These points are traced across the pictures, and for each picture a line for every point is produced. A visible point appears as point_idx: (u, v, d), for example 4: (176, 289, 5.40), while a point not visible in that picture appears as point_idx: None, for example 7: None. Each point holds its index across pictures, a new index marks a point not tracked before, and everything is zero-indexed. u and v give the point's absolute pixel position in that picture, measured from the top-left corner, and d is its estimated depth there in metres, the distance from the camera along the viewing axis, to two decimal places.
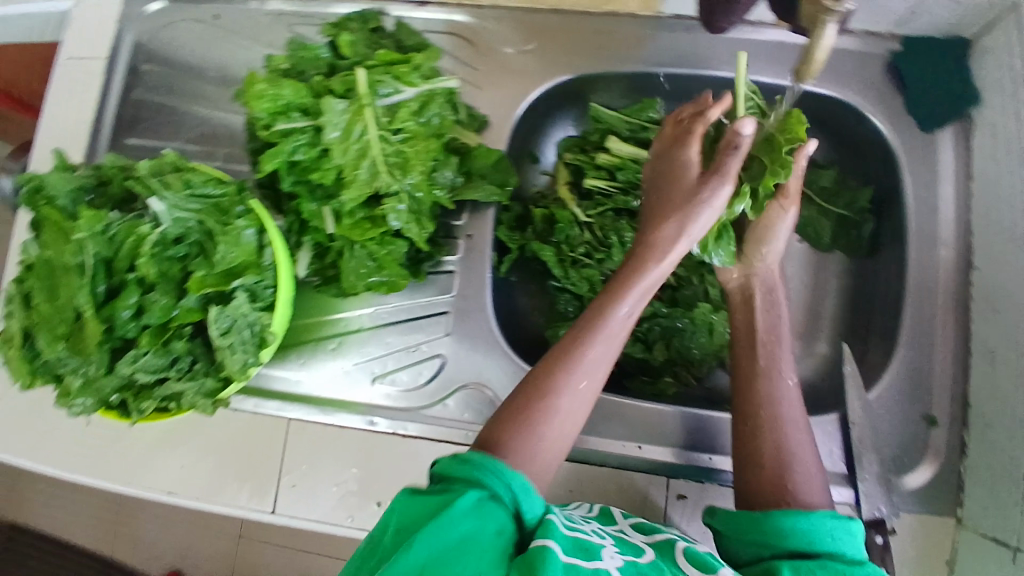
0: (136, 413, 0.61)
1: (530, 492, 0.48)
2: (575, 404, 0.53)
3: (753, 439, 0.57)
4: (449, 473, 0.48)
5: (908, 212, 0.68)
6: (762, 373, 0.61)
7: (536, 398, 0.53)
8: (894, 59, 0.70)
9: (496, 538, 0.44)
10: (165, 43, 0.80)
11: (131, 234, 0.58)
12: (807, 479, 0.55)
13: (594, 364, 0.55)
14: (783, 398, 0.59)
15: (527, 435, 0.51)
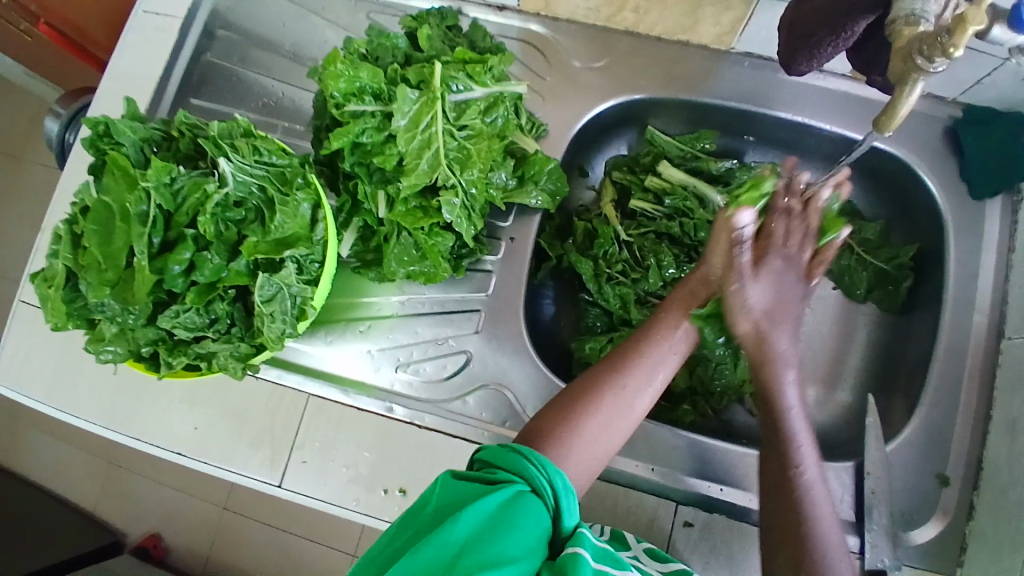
0: (165, 367, 0.62)
1: (570, 493, 0.48)
2: (620, 415, 0.54)
3: (779, 501, 0.50)
4: (496, 460, 0.48)
5: (948, 273, 0.70)
6: (781, 435, 0.52)
7: (587, 398, 0.54)
8: (954, 125, 0.72)
9: (533, 533, 0.45)
10: (246, 14, 0.83)
11: (196, 191, 0.57)
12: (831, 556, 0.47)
13: (643, 380, 0.56)
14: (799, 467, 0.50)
15: (569, 431, 0.52)
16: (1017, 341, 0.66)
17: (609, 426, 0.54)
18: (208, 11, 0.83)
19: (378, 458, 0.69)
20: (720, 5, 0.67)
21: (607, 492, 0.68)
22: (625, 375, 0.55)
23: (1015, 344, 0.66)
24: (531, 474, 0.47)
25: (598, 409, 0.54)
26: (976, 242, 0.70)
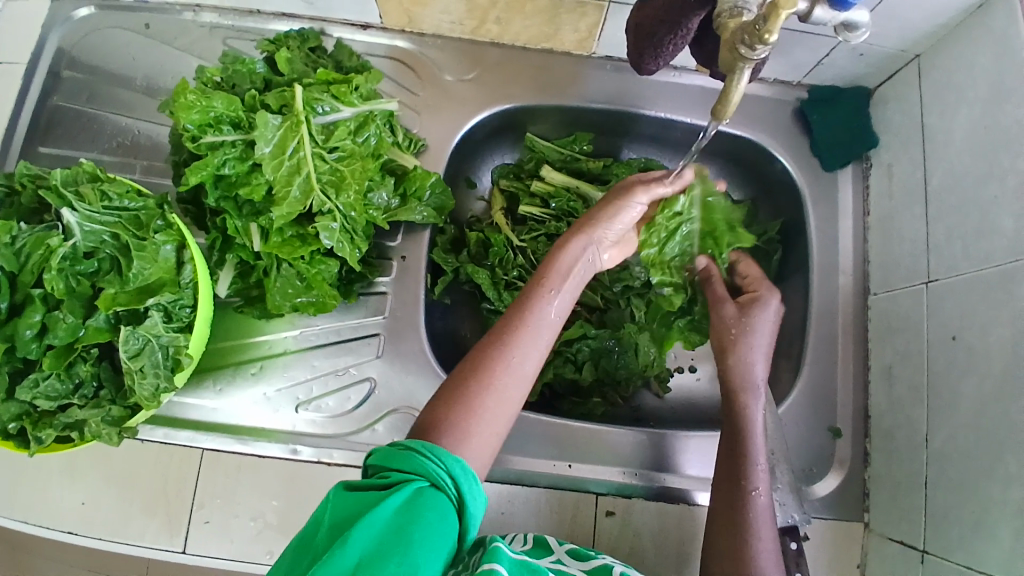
0: (34, 444, 0.54)
1: (472, 477, 0.46)
2: (513, 383, 0.52)
3: (726, 535, 0.59)
4: (389, 463, 0.45)
5: (812, 242, 0.76)
6: (734, 476, 0.61)
7: (478, 375, 0.51)
8: (802, 105, 0.78)
9: (437, 528, 0.42)
10: (88, 50, 0.76)
11: (39, 247, 0.52)
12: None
13: (530, 340, 0.55)
14: (750, 505, 0.60)
15: (467, 414, 0.49)
16: (882, 296, 0.72)
17: (505, 398, 0.51)
18: (54, 51, 0.76)
19: (290, 504, 0.66)
20: (575, 12, 0.69)
21: (530, 496, 0.68)
22: (514, 341, 0.54)
23: (881, 299, 0.72)
24: (428, 468, 0.45)
25: (492, 384, 0.51)
26: (834, 209, 0.76)
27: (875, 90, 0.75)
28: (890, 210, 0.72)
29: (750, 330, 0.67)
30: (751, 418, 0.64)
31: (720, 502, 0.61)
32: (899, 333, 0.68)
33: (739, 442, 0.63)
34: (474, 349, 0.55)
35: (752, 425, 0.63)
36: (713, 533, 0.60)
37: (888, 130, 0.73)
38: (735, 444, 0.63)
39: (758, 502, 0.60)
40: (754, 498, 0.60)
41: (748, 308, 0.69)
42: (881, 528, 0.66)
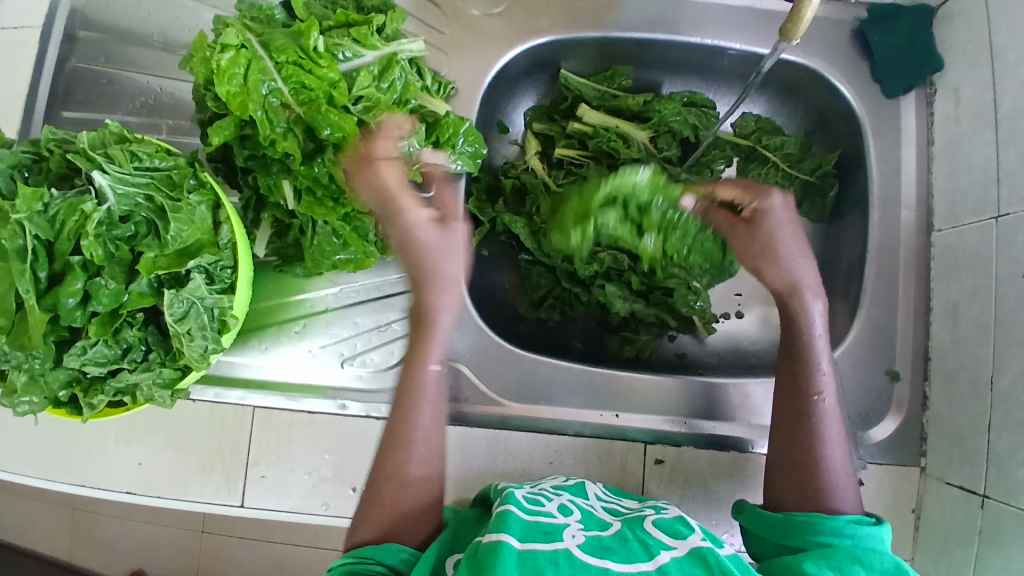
0: (89, 410, 0.56)
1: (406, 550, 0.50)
2: (425, 481, 0.53)
3: (791, 440, 0.56)
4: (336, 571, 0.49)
5: (872, 175, 0.71)
6: (801, 383, 0.57)
7: (387, 489, 0.53)
8: (860, 26, 0.72)
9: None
10: (104, 7, 0.74)
11: (74, 214, 0.51)
12: (835, 489, 0.54)
13: (430, 429, 0.54)
14: (819, 410, 0.56)
15: (386, 521, 0.52)
16: (947, 231, 0.67)
17: (423, 497, 0.53)
18: (66, 10, 0.74)
19: (341, 458, 0.67)
20: None
21: (579, 447, 0.67)
22: (412, 417, 0.54)
23: (945, 235, 0.67)
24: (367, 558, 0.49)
25: (405, 494, 0.52)
26: (896, 139, 0.71)
27: (940, 8, 0.69)
28: (958, 138, 0.67)
29: (768, 233, 0.57)
30: (810, 352, 0.57)
31: (783, 410, 0.58)
32: (965, 271, 0.64)
33: (795, 343, 0.58)
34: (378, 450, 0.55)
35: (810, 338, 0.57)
36: (779, 441, 0.57)
37: (957, 48, 0.67)
38: (795, 350, 0.58)
39: (824, 407, 0.56)
40: (821, 404, 0.56)
41: (757, 217, 0.58)
42: (940, 472, 0.65)
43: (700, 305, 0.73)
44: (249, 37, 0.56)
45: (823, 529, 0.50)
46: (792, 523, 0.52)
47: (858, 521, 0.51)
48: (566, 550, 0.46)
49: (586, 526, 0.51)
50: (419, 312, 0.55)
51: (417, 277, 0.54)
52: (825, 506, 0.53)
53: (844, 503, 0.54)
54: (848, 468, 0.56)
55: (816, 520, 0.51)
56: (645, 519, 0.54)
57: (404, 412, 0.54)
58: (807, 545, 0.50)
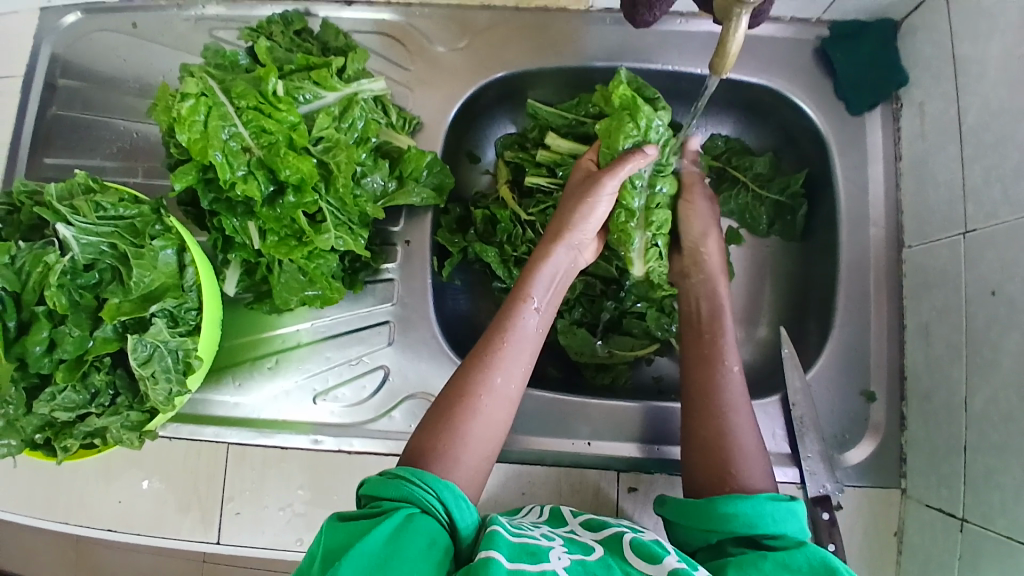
0: (61, 452, 0.56)
1: (462, 502, 0.48)
2: (497, 404, 0.55)
3: (699, 428, 0.58)
4: (380, 492, 0.48)
5: (840, 194, 0.70)
6: (710, 354, 0.62)
7: (464, 400, 0.54)
8: (823, 45, 0.71)
9: (428, 552, 0.44)
10: (84, 56, 0.76)
11: (38, 265, 0.53)
12: (747, 461, 0.55)
13: (512, 362, 0.57)
14: (727, 381, 0.60)
15: (454, 440, 0.52)
16: (916, 248, 0.67)
17: (491, 419, 0.54)
18: (47, 59, 0.76)
19: (314, 492, 0.67)
20: None
21: (552, 474, 0.67)
22: (496, 363, 0.56)
23: (915, 251, 0.67)
24: (417, 496, 0.47)
25: (478, 409, 0.54)
26: (862, 157, 0.70)
27: (903, 20, 0.68)
28: (924, 155, 0.66)
29: (704, 220, 0.68)
30: (721, 341, 0.63)
31: (696, 382, 0.60)
32: (935, 287, 0.64)
33: (710, 328, 0.64)
34: (455, 374, 0.57)
35: (722, 328, 0.64)
36: (693, 420, 0.58)
37: (921, 65, 0.67)
38: (704, 339, 0.63)
39: (733, 377, 0.60)
40: (729, 374, 0.60)
41: (715, 199, 0.71)
42: (919, 494, 0.63)
43: (675, 328, 0.74)
44: (208, 83, 0.57)
45: (747, 513, 0.50)
46: (714, 509, 0.51)
47: (776, 497, 0.51)
48: (552, 572, 0.45)
49: (570, 550, 0.49)
50: (557, 231, 0.64)
51: (560, 220, 0.64)
52: (741, 481, 0.54)
53: (758, 478, 0.54)
54: (758, 444, 0.57)
55: (737, 503, 0.51)
56: (621, 541, 0.51)
57: (490, 353, 0.57)
58: (731, 529, 0.50)
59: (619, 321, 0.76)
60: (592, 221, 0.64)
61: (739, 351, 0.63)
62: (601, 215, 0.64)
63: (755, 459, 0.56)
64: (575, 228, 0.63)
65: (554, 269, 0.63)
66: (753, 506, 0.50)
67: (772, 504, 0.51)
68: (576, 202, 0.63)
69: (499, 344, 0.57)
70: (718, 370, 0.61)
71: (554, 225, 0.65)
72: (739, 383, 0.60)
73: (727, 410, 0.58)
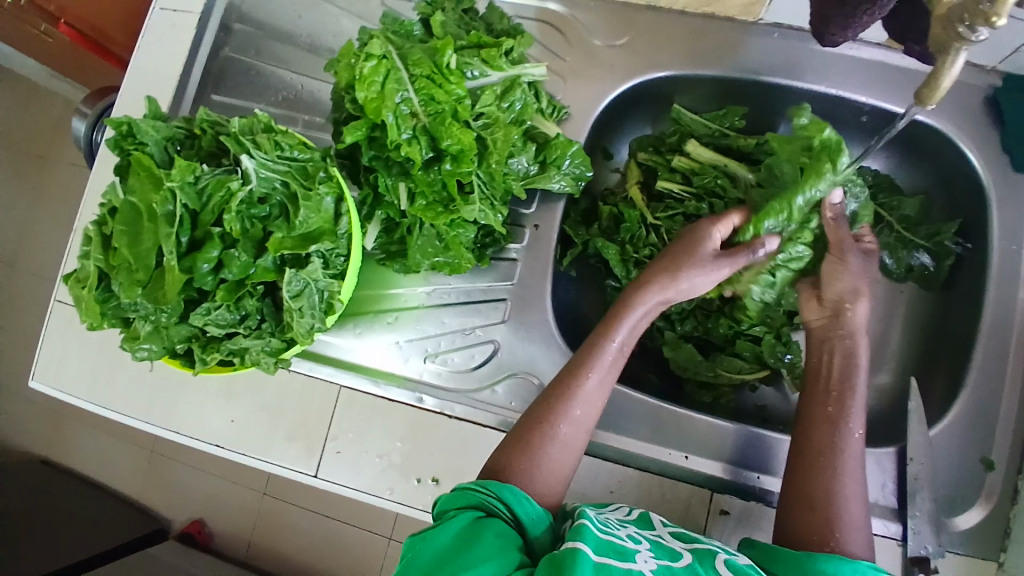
0: (200, 363, 0.63)
1: (524, 500, 0.52)
2: (574, 433, 0.57)
3: (806, 485, 0.56)
4: (450, 502, 0.52)
5: (994, 250, 0.67)
6: (833, 415, 0.59)
7: (540, 429, 0.57)
8: (995, 93, 0.68)
9: (501, 543, 0.47)
10: (262, 6, 0.82)
11: (221, 189, 0.57)
12: (850, 528, 0.54)
13: (591, 394, 0.58)
14: (846, 445, 0.57)
15: (530, 463, 0.55)
16: None
17: (567, 445, 0.57)
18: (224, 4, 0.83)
19: (412, 447, 0.70)
20: None
21: (642, 479, 0.68)
22: (576, 395, 0.58)
23: None
24: (482, 500, 0.51)
25: (554, 436, 0.57)
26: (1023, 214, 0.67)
27: None
28: None
29: (852, 277, 0.63)
30: (848, 402, 0.59)
31: (813, 441, 0.58)
32: None
33: (840, 384, 0.60)
34: (536, 399, 0.60)
35: (853, 390, 0.60)
36: (800, 473, 0.57)
37: None
38: (828, 395, 0.60)
39: (853, 444, 0.57)
40: (849, 439, 0.57)
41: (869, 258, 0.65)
42: (1016, 570, 0.60)
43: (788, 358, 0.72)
44: (390, 48, 0.60)
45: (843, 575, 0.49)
46: (811, 562, 0.50)
47: (875, 565, 0.49)
48: (639, 573, 0.46)
49: (657, 555, 0.50)
50: (647, 277, 0.62)
51: (660, 266, 0.62)
52: (841, 548, 0.53)
53: (857, 546, 0.53)
54: (862, 515, 0.55)
55: (827, 563, 0.49)
56: (714, 557, 0.51)
57: (568, 386, 0.58)
58: None
59: (731, 342, 0.75)
60: (703, 280, 0.61)
61: (866, 416, 0.59)
62: (709, 275, 0.61)
63: (860, 530, 0.54)
64: (677, 279, 0.61)
65: (646, 312, 0.62)
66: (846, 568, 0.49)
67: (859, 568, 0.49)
68: (672, 256, 0.62)
69: (578, 379, 0.59)
70: (842, 431, 0.58)
71: (649, 269, 0.63)
72: (859, 448, 0.57)
73: (843, 476, 0.56)
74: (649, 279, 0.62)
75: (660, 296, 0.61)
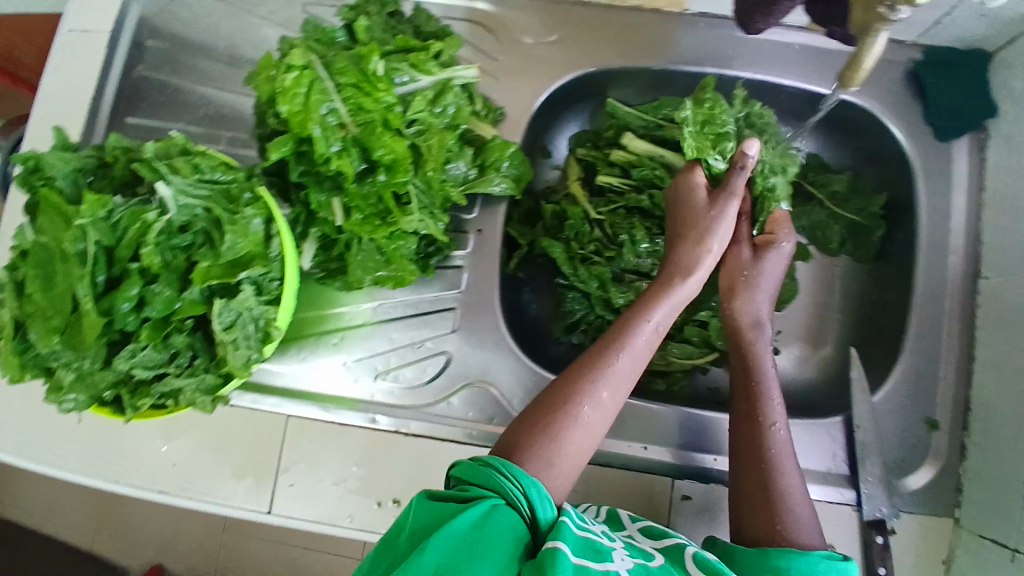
0: (131, 410, 0.57)
1: (545, 500, 0.49)
2: (599, 415, 0.54)
3: (749, 486, 0.57)
4: (470, 477, 0.50)
5: (920, 219, 0.70)
6: (751, 411, 0.61)
7: (564, 407, 0.54)
8: (916, 68, 0.71)
9: (511, 544, 0.45)
10: (174, 20, 0.77)
11: (136, 222, 0.53)
12: (796, 518, 0.55)
13: (621, 375, 0.56)
14: (772, 440, 0.59)
15: (551, 443, 0.52)
16: (994, 280, 0.66)
17: (589, 430, 0.54)
18: (135, 21, 0.77)
19: (369, 471, 0.67)
20: None
21: (606, 475, 0.68)
22: (604, 375, 0.56)
23: (993, 283, 0.66)
24: (505, 487, 0.48)
25: (577, 417, 0.53)
26: (945, 183, 0.70)
27: (998, 52, 0.68)
28: (1010, 186, 0.66)
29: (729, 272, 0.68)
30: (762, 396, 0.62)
31: (740, 442, 0.60)
32: (1014, 321, 0.63)
33: (750, 380, 0.63)
34: (555, 381, 0.57)
35: (766, 381, 0.62)
36: (739, 476, 0.58)
37: (1015, 96, 0.66)
38: (746, 392, 0.62)
39: (777, 438, 0.59)
40: (775, 434, 0.59)
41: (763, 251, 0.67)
42: (973, 525, 0.63)
43: None
44: (312, 58, 0.57)
45: (801, 569, 0.50)
46: (768, 559, 0.51)
47: (830, 555, 0.51)
48: (615, 573, 0.46)
49: (632, 553, 0.50)
50: (683, 258, 0.62)
51: (687, 236, 0.63)
52: (790, 539, 0.53)
53: (808, 536, 0.54)
54: (805, 503, 0.56)
55: (791, 558, 0.50)
56: (683, 553, 0.51)
57: (597, 365, 0.56)
58: None
59: (680, 329, 0.76)
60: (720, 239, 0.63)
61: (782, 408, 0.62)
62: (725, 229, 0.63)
63: (806, 517, 0.55)
64: (704, 256, 0.62)
65: (678, 297, 0.61)
66: (805, 562, 0.50)
67: (825, 563, 0.51)
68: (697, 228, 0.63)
69: (610, 358, 0.57)
70: (762, 426, 0.60)
71: (679, 248, 0.63)
72: (784, 439, 0.60)
73: (774, 469, 0.57)
74: (680, 257, 0.63)
75: (687, 282, 0.61)
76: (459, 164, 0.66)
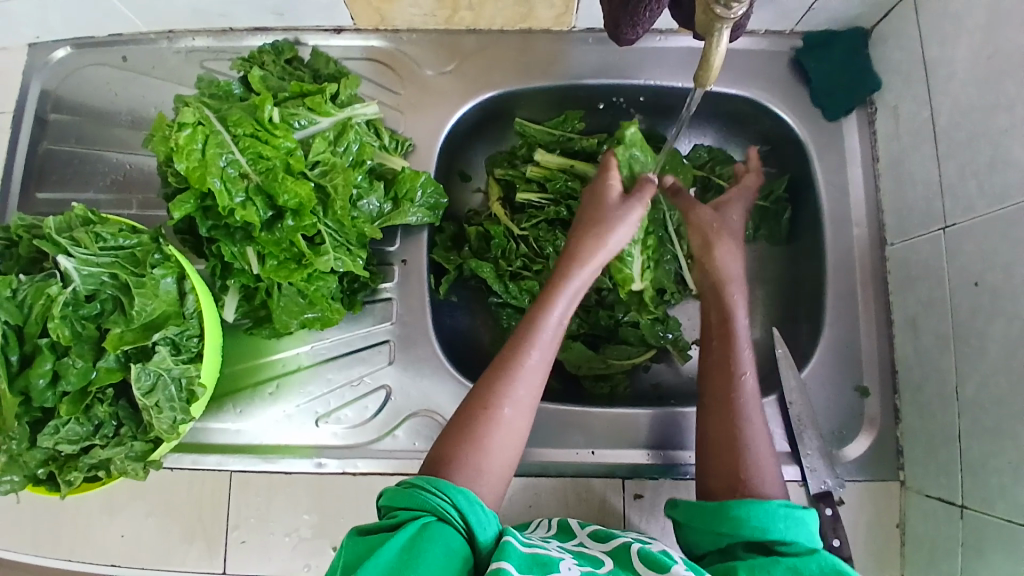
0: (65, 487, 0.56)
1: (478, 507, 0.48)
2: (519, 413, 0.55)
3: (717, 438, 0.58)
4: (396, 501, 0.48)
5: (822, 196, 0.73)
6: (722, 363, 0.61)
7: (484, 412, 0.54)
8: (798, 55, 0.74)
9: (446, 563, 0.44)
10: (73, 90, 0.77)
11: (40, 297, 0.53)
12: (758, 470, 0.55)
13: (533, 370, 0.57)
14: (740, 390, 0.59)
15: (477, 450, 0.52)
16: (899, 246, 0.69)
17: (512, 428, 0.55)
18: (39, 96, 0.77)
19: (321, 517, 0.67)
20: None
21: (558, 485, 0.68)
22: (518, 372, 0.56)
23: (898, 249, 0.69)
24: (433, 504, 0.47)
25: (498, 420, 0.54)
26: (840, 160, 0.73)
27: (873, 29, 0.71)
28: (900, 155, 0.69)
29: (706, 231, 0.70)
30: (737, 349, 0.62)
31: (713, 392, 0.60)
32: (920, 282, 0.66)
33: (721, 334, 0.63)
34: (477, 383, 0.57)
35: (736, 334, 0.63)
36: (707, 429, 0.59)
37: (892, 71, 0.69)
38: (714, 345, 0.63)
39: (747, 387, 0.60)
40: (743, 383, 0.60)
41: (725, 209, 0.72)
42: (918, 485, 0.65)
43: (670, 335, 0.75)
44: (205, 113, 0.57)
45: (758, 518, 0.50)
46: (728, 511, 0.51)
47: (788, 504, 0.51)
48: None
49: (580, 563, 0.49)
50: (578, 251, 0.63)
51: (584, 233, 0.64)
52: (754, 491, 0.54)
53: (770, 486, 0.54)
54: (770, 455, 0.57)
55: (748, 508, 0.51)
56: (629, 551, 0.51)
57: (512, 364, 0.57)
58: (742, 534, 0.50)
59: (616, 330, 0.77)
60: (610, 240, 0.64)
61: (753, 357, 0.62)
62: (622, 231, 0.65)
63: (768, 467, 0.56)
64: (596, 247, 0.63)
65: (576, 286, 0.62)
66: (765, 511, 0.51)
67: (785, 510, 0.51)
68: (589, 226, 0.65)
69: (521, 355, 0.57)
70: (733, 377, 0.60)
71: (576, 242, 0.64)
72: (753, 388, 0.60)
73: (738, 418, 0.58)
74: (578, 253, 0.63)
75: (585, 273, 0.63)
76: (374, 202, 0.67)
